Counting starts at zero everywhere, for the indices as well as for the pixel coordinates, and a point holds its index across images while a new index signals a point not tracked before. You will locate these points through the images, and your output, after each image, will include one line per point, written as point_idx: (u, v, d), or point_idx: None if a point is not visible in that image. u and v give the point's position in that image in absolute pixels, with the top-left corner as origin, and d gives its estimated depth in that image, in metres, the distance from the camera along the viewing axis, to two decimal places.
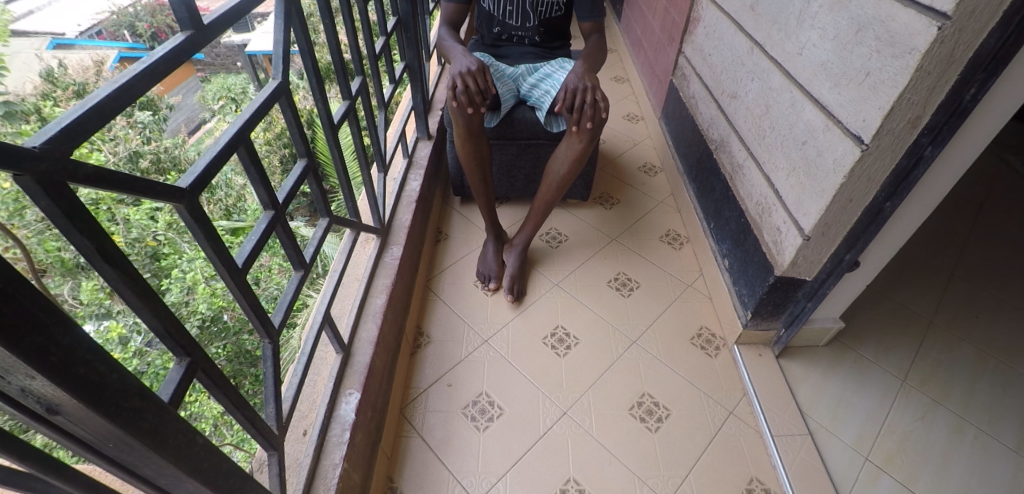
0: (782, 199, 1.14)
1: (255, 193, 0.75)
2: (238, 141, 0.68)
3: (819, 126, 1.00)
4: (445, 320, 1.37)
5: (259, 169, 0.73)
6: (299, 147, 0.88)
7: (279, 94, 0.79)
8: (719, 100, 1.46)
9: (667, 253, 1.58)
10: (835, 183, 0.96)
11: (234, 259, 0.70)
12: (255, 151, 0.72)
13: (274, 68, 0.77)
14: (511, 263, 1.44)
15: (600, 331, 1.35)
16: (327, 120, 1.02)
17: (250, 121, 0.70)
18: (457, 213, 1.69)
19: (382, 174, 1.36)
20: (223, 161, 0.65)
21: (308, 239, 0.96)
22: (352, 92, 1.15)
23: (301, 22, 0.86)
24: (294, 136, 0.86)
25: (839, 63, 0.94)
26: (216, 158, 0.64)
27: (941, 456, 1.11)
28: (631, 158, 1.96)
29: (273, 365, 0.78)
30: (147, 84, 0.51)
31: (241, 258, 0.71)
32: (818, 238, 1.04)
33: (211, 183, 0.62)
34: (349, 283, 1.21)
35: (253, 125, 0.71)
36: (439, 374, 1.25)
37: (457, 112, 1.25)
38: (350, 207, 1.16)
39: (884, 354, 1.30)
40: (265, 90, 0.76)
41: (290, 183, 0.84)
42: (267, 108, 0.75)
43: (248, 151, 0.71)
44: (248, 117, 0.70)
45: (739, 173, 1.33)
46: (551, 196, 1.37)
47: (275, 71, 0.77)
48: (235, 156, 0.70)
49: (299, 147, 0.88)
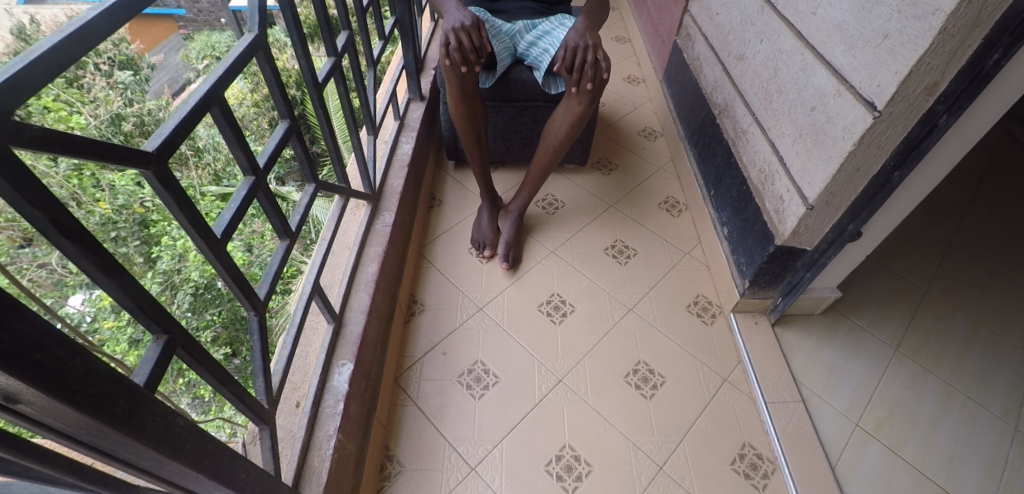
0: (786, 166, 1.10)
1: (234, 156, 0.71)
2: (209, 101, 0.63)
3: (830, 92, 0.96)
4: (439, 287, 1.35)
5: (235, 131, 0.69)
6: (281, 108, 0.83)
7: (255, 49, 0.73)
8: (725, 62, 1.40)
9: (665, 220, 1.55)
10: (844, 150, 0.92)
11: (213, 229, 0.67)
12: (230, 111, 0.67)
13: (250, 21, 0.72)
14: (506, 229, 1.41)
15: (595, 298, 1.34)
16: (311, 80, 0.96)
17: (223, 77, 0.65)
18: (451, 178, 1.65)
19: (372, 137, 1.31)
20: (192, 124, 0.60)
21: (294, 206, 0.92)
22: (338, 49, 1.08)
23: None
24: (275, 97, 0.81)
25: (856, 23, 0.89)
26: (185, 119, 0.59)
27: (929, 422, 1.13)
28: (630, 121, 1.91)
29: (260, 337, 0.76)
30: (102, 35, 0.47)
31: (220, 228, 0.67)
32: (822, 207, 1.02)
33: (181, 147, 0.58)
34: (339, 251, 1.18)
35: (227, 83, 0.66)
36: (434, 343, 1.24)
37: (450, 71, 1.19)
38: (338, 172, 1.12)
39: (879, 322, 1.30)
40: (239, 45, 0.70)
41: (271, 147, 0.80)
42: (241, 65, 0.70)
43: (222, 111, 0.66)
44: (222, 74, 0.65)
45: (743, 139, 1.29)
46: (548, 160, 1.33)
47: (251, 23, 0.72)
48: (210, 116, 0.66)
49: (281, 108, 0.82)
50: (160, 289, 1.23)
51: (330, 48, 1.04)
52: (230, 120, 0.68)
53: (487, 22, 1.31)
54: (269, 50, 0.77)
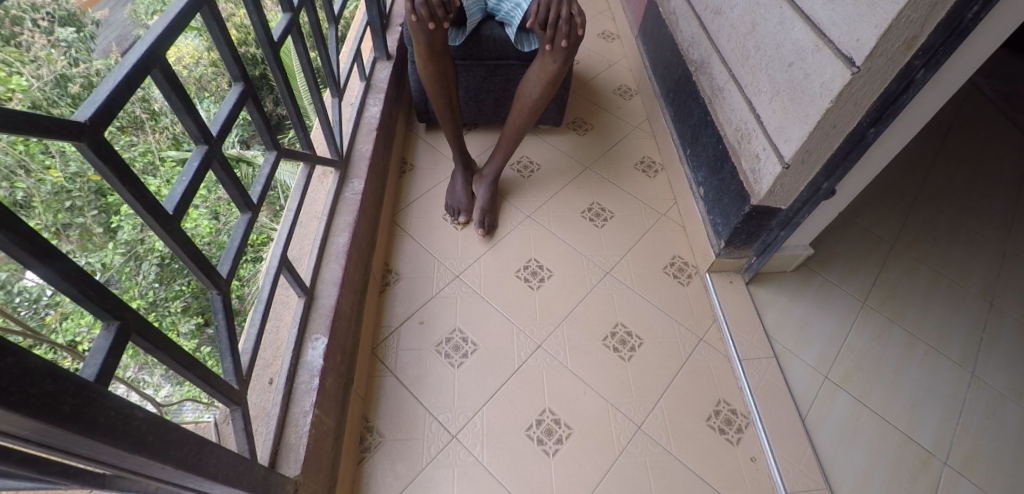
0: (763, 125, 1.09)
1: (182, 124, 0.65)
2: (148, 62, 0.57)
3: (808, 47, 0.94)
4: (413, 255, 1.32)
5: (181, 95, 0.63)
6: (233, 69, 0.76)
7: (200, 2, 0.66)
8: (702, 16, 1.36)
9: (641, 181, 1.54)
10: (820, 108, 0.91)
11: (163, 205, 0.62)
12: (173, 74, 0.61)
13: None
14: (480, 194, 1.37)
15: (573, 262, 1.33)
16: (266, 39, 0.88)
17: (164, 34, 0.59)
18: (422, 141, 1.59)
19: (338, 99, 1.24)
20: (130, 91, 0.55)
21: (255, 176, 0.86)
22: (294, 3, 1.00)
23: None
24: (225, 57, 0.74)
25: None
26: (122, 84, 0.54)
27: (894, 371, 1.17)
28: (605, 80, 1.86)
29: (225, 317, 0.73)
30: None
31: (171, 204, 0.62)
32: (797, 166, 1.01)
33: (119, 115, 0.53)
34: (307, 221, 1.13)
35: (168, 42, 0.60)
36: (410, 312, 1.22)
37: (417, 28, 1.12)
38: (301, 137, 1.05)
39: (848, 276, 1.33)
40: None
41: (223, 114, 0.74)
42: (185, 21, 0.63)
43: (164, 74, 0.60)
44: (162, 32, 0.59)
45: (719, 96, 1.27)
46: (522, 121, 1.29)
47: None
48: (150, 79, 0.60)
49: (233, 69, 0.76)
50: (123, 261, 1.09)
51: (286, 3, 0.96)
52: (174, 83, 0.62)
53: None
54: (214, 3, 0.70)
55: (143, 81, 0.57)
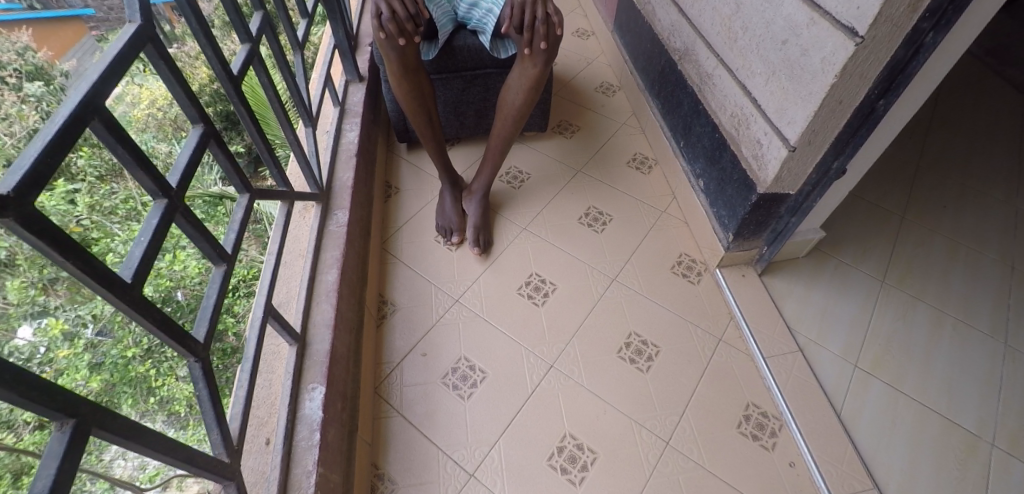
0: (761, 108, 1.04)
1: (135, 179, 0.58)
2: (86, 112, 0.49)
3: (802, 21, 0.89)
4: (409, 283, 1.25)
5: (127, 146, 0.55)
6: (190, 109, 0.67)
7: (143, 39, 0.58)
8: (680, 2, 1.31)
9: (636, 179, 1.48)
10: (824, 84, 0.86)
11: (119, 274, 0.54)
12: (117, 124, 0.53)
13: (128, 8, 0.58)
14: (471, 212, 1.31)
15: (577, 273, 1.26)
16: (227, 76, 0.81)
17: (100, 80, 0.51)
18: (405, 161, 1.52)
19: (312, 129, 1.16)
20: (65, 150, 0.47)
21: (227, 223, 0.78)
22: (252, 34, 0.91)
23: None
24: (179, 98, 0.66)
25: None
26: (53, 142, 0.46)
27: (924, 352, 1.12)
28: (585, 78, 1.80)
29: (207, 384, 0.66)
30: None
31: (128, 270, 0.54)
32: (804, 148, 0.96)
33: (51, 182, 0.45)
34: (292, 260, 1.06)
35: (108, 89, 0.52)
36: (411, 345, 1.15)
37: (387, 46, 1.06)
38: (276, 174, 0.98)
39: (862, 256, 1.28)
40: (118, 39, 0.55)
41: (183, 161, 0.66)
42: (125, 64, 0.55)
43: (107, 125, 0.52)
44: (95, 77, 0.51)
45: (709, 82, 1.22)
46: (507, 130, 1.22)
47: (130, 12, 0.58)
48: (90, 131, 0.52)
49: (189, 110, 0.67)
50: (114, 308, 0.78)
51: (244, 32, 0.88)
52: (119, 133, 0.54)
53: None
54: (159, 40, 0.62)
55: (81, 133, 0.49)
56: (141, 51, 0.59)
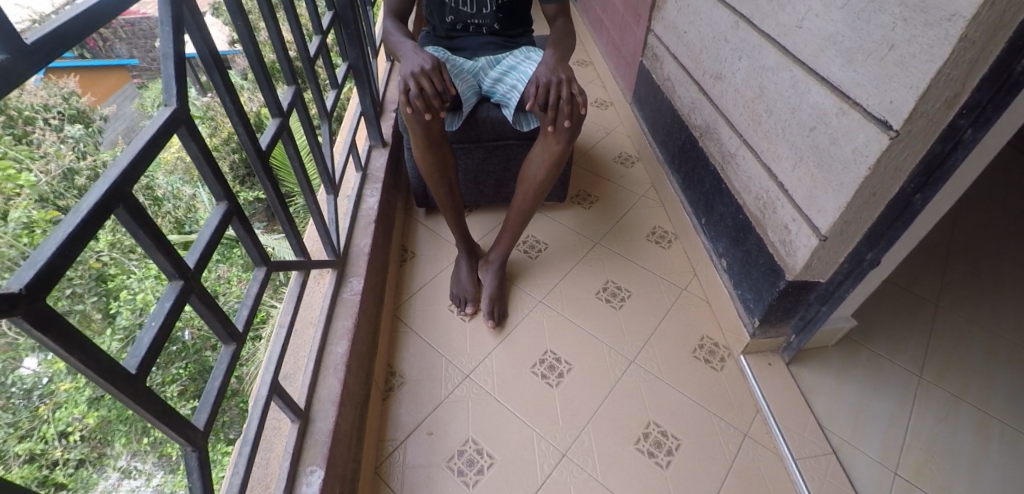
0: (788, 193, 1.01)
1: (153, 260, 0.55)
2: (112, 200, 0.48)
3: (831, 110, 0.88)
4: (419, 354, 1.21)
5: (147, 229, 0.53)
6: (215, 186, 0.67)
7: (177, 122, 0.58)
8: (701, 82, 1.33)
9: (655, 254, 1.45)
10: (857, 176, 0.83)
11: (124, 364, 0.50)
12: (143, 209, 0.52)
13: (167, 92, 0.58)
14: (487, 282, 1.28)
15: (593, 353, 1.21)
16: (255, 150, 0.78)
17: (129, 167, 0.50)
18: (422, 226, 1.52)
19: (333, 196, 1.16)
20: (85, 242, 0.45)
21: (240, 299, 0.75)
22: (284, 108, 0.92)
23: (199, 28, 0.64)
24: (204, 176, 0.65)
25: (852, 35, 0.82)
26: (73, 233, 0.44)
27: (971, 461, 1.03)
28: (605, 149, 1.81)
29: (200, 477, 0.61)
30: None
31: (134, 360, 0.50)
32: (836, 238, 0.92)
33: (66, 277, 0.42)
34: (302, 329, 1.01)
35: (137, 175, 0.51)
36: (418, 422, 1.09)
37: (413, 119, 1.08)
38: (294, 245, 0.95)
39: (896, 348, 1.21)
40: (153, 123, 0.55)
41: (204, 239, 0.64)
42: (155, 149, 0.55)
43: (132, 212, 0.50)
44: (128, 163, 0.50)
45: (732, 162, 1.21)
46: (528, 204, 1.21)
47: (168, 95, 0.58)
48: (113, 217, 0.50)
49: (214, 187, 0.67)
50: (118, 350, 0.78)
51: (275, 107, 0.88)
52: (141, 217, 0.52)
53: (449, 62, 1.25)
54: (194, 121, 0.61)
55: (106, 221, 0.47)
56: (174, 133, 0.58)
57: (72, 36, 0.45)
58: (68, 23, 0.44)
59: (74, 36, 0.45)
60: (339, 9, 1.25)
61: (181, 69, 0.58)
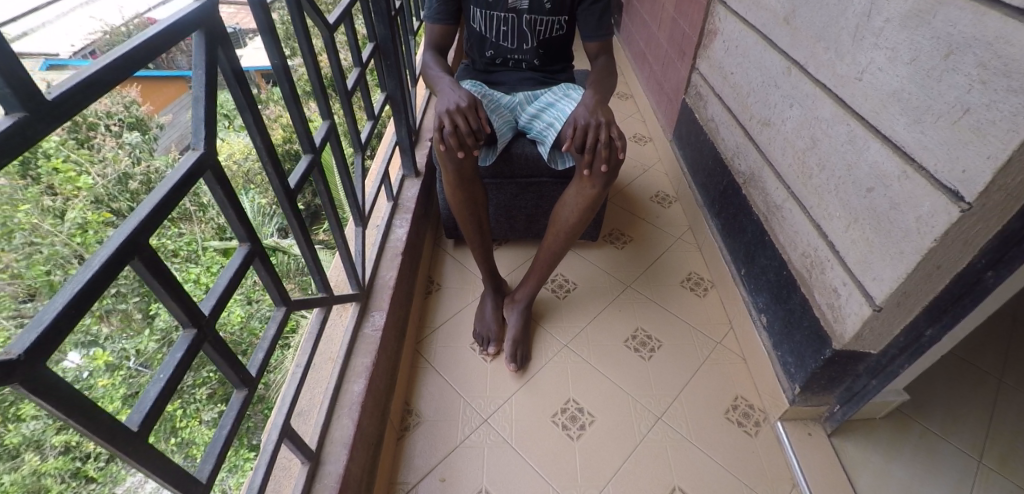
0: (840, 255, 0.94)
1: (168, 308, 0.54)
2: (127, 252, 0.47)
3: (893, 172, 0.81)
4: (437, 393, 1.17)
5: (164, 279, 0.52)
6: (239, 228, 0.66)
7: (203, 166, 0.57)
8: (746, 126, 1.27)
9: (689, 302, 1.38)
10: (921, 247, 0.76)
11: (125, 420, 0.49)
12: (160, 259, 0.51)
13: (194, 135, 0.57)
14: (512, 322, 1.24)
15: (618, 405, 1.15)
16: (282, 187, 0.77)
17: (150, 216, 0.49)
18: (450, 257, 1.50)
19: (362, 228, 1.16)
20: (94, 297, 0.44)
21: (258, 340, 0.73)
22: (317, 144, 0.91)
23: (234, 71, 0.64)
24: (229, 218, 0.64)
25: (920, 93, 0.76)
26: (83, 289, 0.42)
27: None
28: (642, 186, 1.76)
29: None
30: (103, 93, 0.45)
31: (137, 416, 0.49)
32: (893, 309, 0.85)
33: (69, 337, 0.41)
34: (321, 364, 0.99)
35: (157, 225, 0.50)
36: (431, 466, 1.05)
37: (446, 157, 1.07)
38: (318, 281, 0.93)
39: (953, 426, 1.11)
40: (178, 168, 0.54)
41: (223, 283, 0.62)
42: (180, 194, 0.54)
43: (148, 263, 0.49)
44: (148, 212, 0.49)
45: (777, 214, 1.14)
46: (558, 245, 1.17)
47: (195, 138, 0.57)
48: (130, 267, 0.49)
49: (239, 229, 0.66)
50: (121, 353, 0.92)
51: (308, 143, 0.87)
52: (158, 266, 0.51)
53: (487, 97, 1.24)
54: (220, 165, 0.60)
55: (120, 273, 0.46)
56: (200, 178, 0.58)
57: (99, 86, 0.44)
58: (96, 73, 0.44)
59: (103, 86, 0.45)
60: (380, 41, 1.26)
61: (212, 113, 0.58)
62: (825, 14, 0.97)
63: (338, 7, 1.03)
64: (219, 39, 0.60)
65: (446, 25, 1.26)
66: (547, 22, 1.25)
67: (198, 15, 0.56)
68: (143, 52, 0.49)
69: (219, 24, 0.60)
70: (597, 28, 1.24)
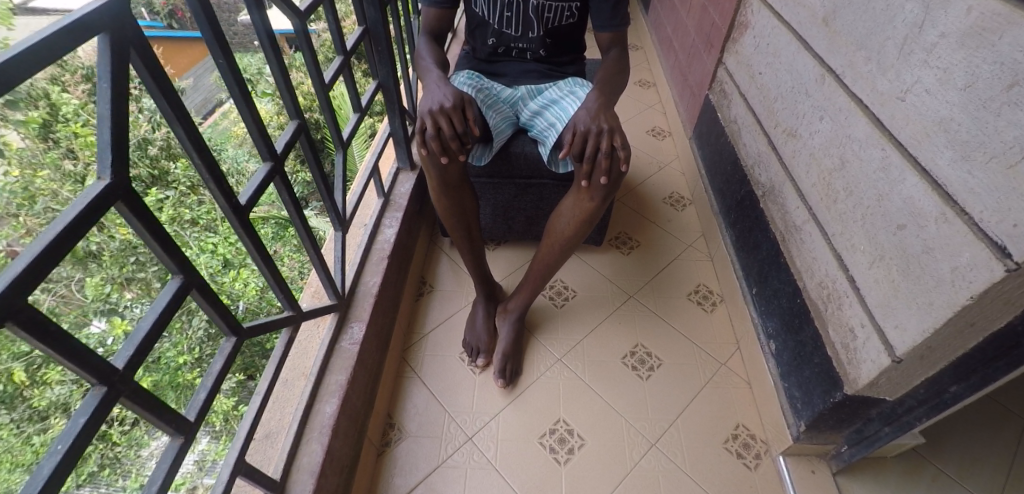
0: (860, 293, 0.86)
1: (72, 370, 0.49)
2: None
3: (929, 213, 0.72)
4: (422, 406, 1.13)
5: (54, 341, 0.46)
6: (170, 262, 0.60)
7: (110, 199, 0.50)
8: (770, 133, 1.18)
9: (695, 318, 1.30)
10: (954, 303, 0.67)
11: None
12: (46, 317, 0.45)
13: (99, 162, 0.49)
14: (503, 334, 1.19)
15: (611, 429, 1.10)
16: (231, 207, 0.70)
17: (24, 273, 0.43)
18: (446, 257, 1.44)
19: (341, 233, 1.10)
20: None
21: (202, 376, 0.69)
22: (281, 151, 0.84)
23: (157, 78, 0.56)
24: (156, 252, 0.58)
25: (971, 126, 0.66)
26: None
27: None
28: (655, 186, 1.66)
29: None
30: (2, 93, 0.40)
31: None
32: (914, 361, 0.77)
33: None
34: (292, 380, 0.96)
35: (38, 280, 0.45)
36: (411, 486, 1.02)
37: (429, 162, 0.99)
38: (282, 298, 0.87)
39: (972, 471, 1.03)
40: (74, 205, 0.48)
41: (144, 328, 0.57)
42: (72, 239, 0.47)
43: (27, 325, 0.44)
44: (21, 266, 0.43)
45: (795, 235, 1.05)
46: (553, 258, 1.09)
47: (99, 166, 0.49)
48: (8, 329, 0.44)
49: (172, 263, 0.60)
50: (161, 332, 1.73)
51: (267, 151, 0.80)
52: (43, 325, 0.46)
53: (483, 91, 1.14)
54: (137, 194, 0.53)
55: None
56: (107, 210, 0.51)
57: None
58: None
59: None
60: (370, 24, 1.17)
61: (124, 140, 0.50)
62: (869, 20, 0.86)
63: None
64: (127, 41, 0.51)
65: (445, 10, 1.15)
66: (556, 9, 1.13)
67: (96, 16, 0.47)
68: (14, 68, 0.40)
69: (129, 24, 0.51)
70: (610, 19, 1.12)
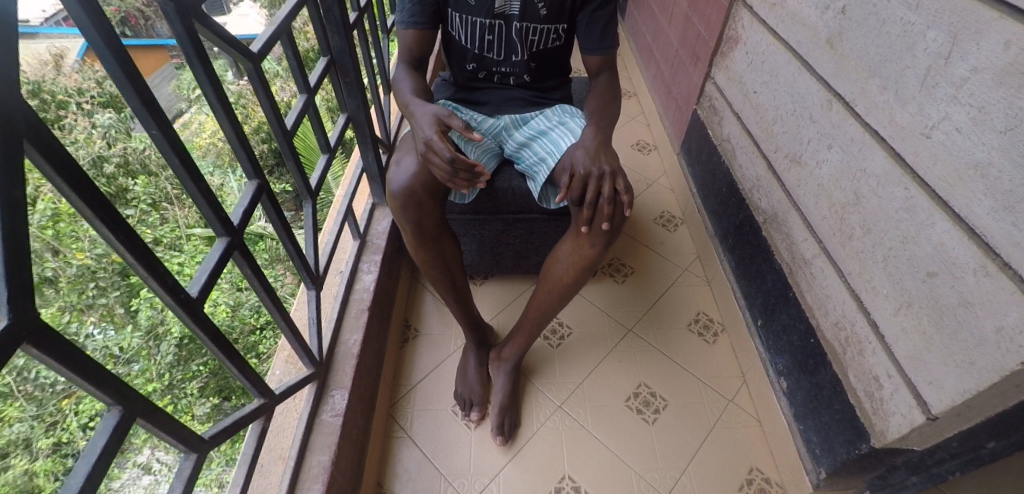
0: (885, 341, 0.80)
1: None
2: None
3: (966, 265, 0.66)
4: (414, 470, 1.05)
5: None
6: (105, 395, 0.50)
7: (9, 345, 0.39)
8: (769, 156, 1.12)
9: (698, 351, 1.24)
10: (1000, 366, 0.62)
11: None
12: None
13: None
14: (498, 385, 1.10)
15: (620, 484, 1.02)
16: (182, 305, 0.60)
17: None
18: (430, 296, 1.36)
19: (315, 292, 1.01)
20: None
21: None
22: (238, 223, 0.74)
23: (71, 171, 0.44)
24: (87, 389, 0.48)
25: (1015, 173, 0.60)
26: None
27: None
28: (645, 205, 1.60)
29: None
30: None
31: None
32: (952, 418, 0.71)
33: None
34: (269, 463, 0.90)
35: None
36: None
37: (407, 215, 0.91)
38: (253, 386, 0.79)
39: None
40: None
41: (76, 485, 0.48)
42: None
43: None
44: None
45: (805, 269, 0.99)
46: (550, 305, 1.00)
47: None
48: None
49: (108, 397, 0.50)
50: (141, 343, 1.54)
51: (223, 226, 0.69)
52: None
53: (463, 125, 1.05)
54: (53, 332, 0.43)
55: None
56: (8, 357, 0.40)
57: None
58: None
59: None
60: (336, 54, 1.06)
61: (22, 267, 0.39)
62: (883, 45, 0.80)
63: (269, 27, 0.83)
64: (15, 135, 0.39)
65: (426, 30, 1.05)
66: (541, 31, 1.04)
67: None
68: None
69: (17, 115, 0.39)
70: (600, 42, 1.04)
